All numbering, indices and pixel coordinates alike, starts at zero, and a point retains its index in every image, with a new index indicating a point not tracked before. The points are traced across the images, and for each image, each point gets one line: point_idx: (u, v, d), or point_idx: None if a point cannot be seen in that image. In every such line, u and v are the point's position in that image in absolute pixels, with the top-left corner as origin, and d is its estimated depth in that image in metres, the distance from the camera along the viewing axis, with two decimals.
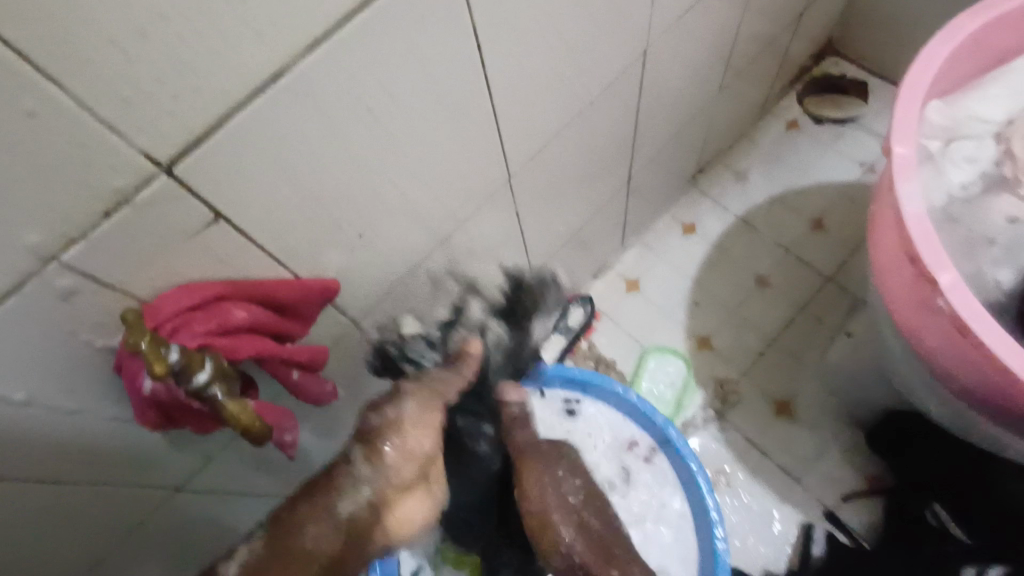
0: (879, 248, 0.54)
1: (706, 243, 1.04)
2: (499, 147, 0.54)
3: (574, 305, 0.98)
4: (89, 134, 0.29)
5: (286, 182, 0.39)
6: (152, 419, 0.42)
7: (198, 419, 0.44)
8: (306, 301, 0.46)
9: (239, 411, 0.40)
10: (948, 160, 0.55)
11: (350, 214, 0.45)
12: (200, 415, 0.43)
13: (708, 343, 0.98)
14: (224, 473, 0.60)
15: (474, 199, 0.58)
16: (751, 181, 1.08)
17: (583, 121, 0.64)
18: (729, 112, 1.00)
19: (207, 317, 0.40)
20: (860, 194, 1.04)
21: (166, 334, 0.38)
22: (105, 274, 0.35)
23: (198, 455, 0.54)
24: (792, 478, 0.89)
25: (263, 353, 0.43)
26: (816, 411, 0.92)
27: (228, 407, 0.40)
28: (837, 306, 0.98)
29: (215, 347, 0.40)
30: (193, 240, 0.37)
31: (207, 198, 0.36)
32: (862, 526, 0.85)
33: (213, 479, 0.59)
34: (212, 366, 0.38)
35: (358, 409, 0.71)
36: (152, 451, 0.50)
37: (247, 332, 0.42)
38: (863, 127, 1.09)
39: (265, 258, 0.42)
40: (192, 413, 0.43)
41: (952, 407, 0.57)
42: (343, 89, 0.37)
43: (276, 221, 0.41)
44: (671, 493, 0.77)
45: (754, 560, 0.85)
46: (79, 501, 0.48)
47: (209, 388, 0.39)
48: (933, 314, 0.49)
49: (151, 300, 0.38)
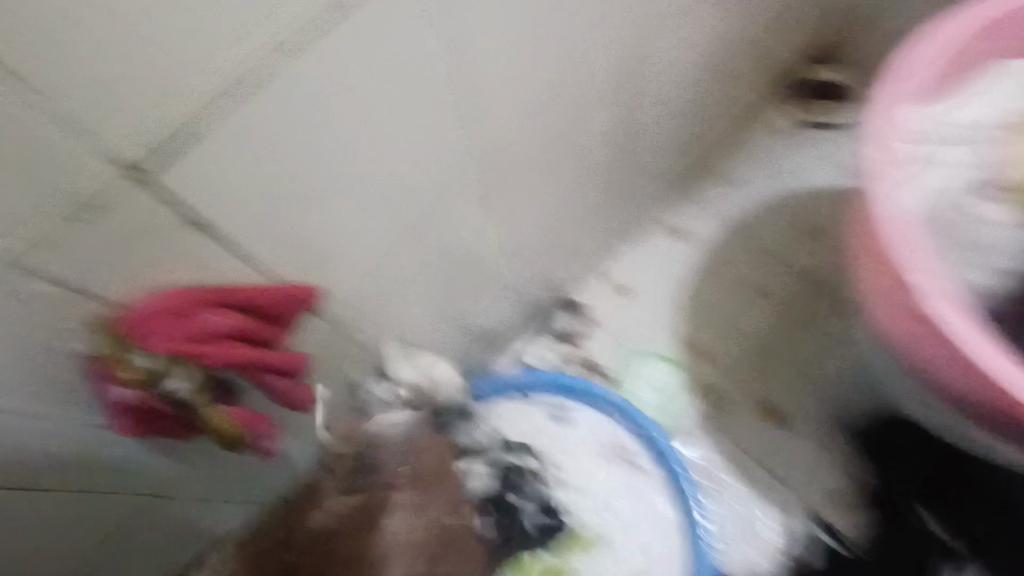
0: (855, 253, 0.54)
1: (695, 246, 1.05)
2: (480, 150, 0.55)
3: (560, 312, 1.01)
4: (51, 128, 0.30)
5: (257, 181, 0.39)
6: (125, 425, 0.43)
7: (167, 423, 0.44)
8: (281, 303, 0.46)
9: (198, 399, 0.41)
10: (926, 165, 0.55)
11: (328, 218, 0.45)
12: (167, 418, 0.44)
13: (695, 346, 0.98)
14: (206, 480, 0.59)
15: (457, 201, 0.58)
16: (737, 185, 1.08)
17: (566, 124, 0.64)
18: (714, 116, 1.00)
19: (176, 325, 0.40)
20: (846, 197, 1.05)
21: (135, 338, 0.38)
22: (72, 275, 0.35)
23: (177, 461, 0.54)
24: (780, 482, 0.89)
25: (241, 363, 0.43)
26: (804, 413, 0.92)
27: (183, 391, 0.41)
28: (823, 308, 0.98)
29: (190, 356, 0.40)
30: (164, 242, 0.37)
31: (179, 198, 0.36)
32: (847, 526, 0.85)
33: (194, 484, 0.59)
34: (185, 376, 0.40)
35: (343, 414, 0.71)
36: (132, 458, 0.50)
37: (218, 341, 0.41)
38: (848, 131, 1.10)
39: (242, 263, 0.42)
40: (160, 417, 0.43)
41: (933, 408, 0.58)
42: (309, 86, 0.37)
43: (250, 224, 0.41)
44: (657, 497, 0.77)
45: (740, 565, 0.85)
46: (55, 507, 0.48)
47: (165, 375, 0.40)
48: (906, 315, 0.49)
49: (128, 308, 0.38)
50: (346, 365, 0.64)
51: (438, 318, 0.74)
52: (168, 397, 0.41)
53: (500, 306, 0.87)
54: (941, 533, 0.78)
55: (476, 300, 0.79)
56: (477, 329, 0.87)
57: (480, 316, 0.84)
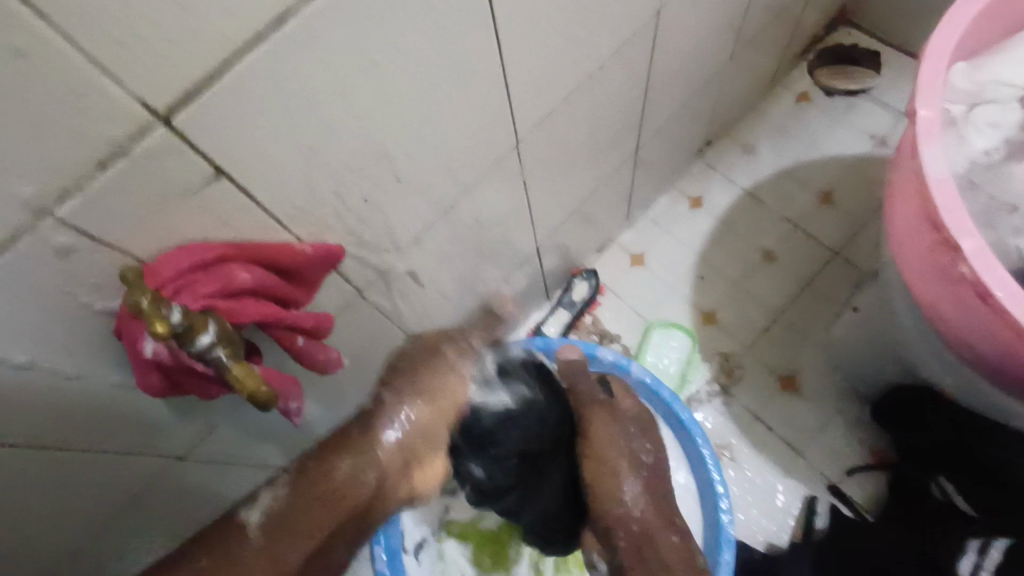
0: (898, 224, 0.52)
1: (713, 217, 1.03)
2: (508, 108, 0.53)
3: (578, 280, 1.00)
4: (81, 77, 0.27)
5: (287, 137, 0.37)
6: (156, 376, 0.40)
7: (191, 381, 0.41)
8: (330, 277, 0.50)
9: (243, 375, 0.38)
10: (970, 126, 0.53)
11: (355, 178, 0.44)
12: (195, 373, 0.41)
13: (713, 317, 0.97)
14: (230, 444, 0.59)
15: (482, 164, 0.56)
16: (758, 153, 1.06)
17: (592, 84, 0.62)
18: (736, 83, 0.98)
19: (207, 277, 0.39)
20: (870, 168, 1.02)
21: (168, 293, 0.36)
22: (101, 230, 0.33)
23: (201, 425, 0.53)
24: (800, 456, 0.89)
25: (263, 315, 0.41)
26: (822, 385, 0.92)
27: (236, 375, 0.38)
28: (844, 279, 0.97)
29: (215, 308, 0.39)
30: (194, 196, 0.36)
31: (209, 152, 0.34)
32: (865, 499, 0.86)
33: (217, 449, 0.59)
34: (215, 328, 0.37)
35: (362, 381, 0.70)
36: (158, 420, 0.49)
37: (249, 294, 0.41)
38: (874, 99, 1.06)
39: (270, 221, 0.41)
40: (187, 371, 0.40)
41: (965, 380, 0.57)
42: (348, 42, 0.35)
43: (278, 181, 0.39)
44: (675, 466, 0.80)
45: (756, 534, 0.86)
46: (80, 469, 0.48)
47: (217, 353, 0.37)
48: (953, 280, 0.47)
49: (150, 262, 0.37)
50: (370, 332, 0.63)
51: (458, 285, 0.73)
52: (198, 351, 0.37)
53: (517, 274, 0.86)
54: (962, 507, 0.75)
55: (495, 268, 0.78)
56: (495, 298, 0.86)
57: (498, 285, 0.83)
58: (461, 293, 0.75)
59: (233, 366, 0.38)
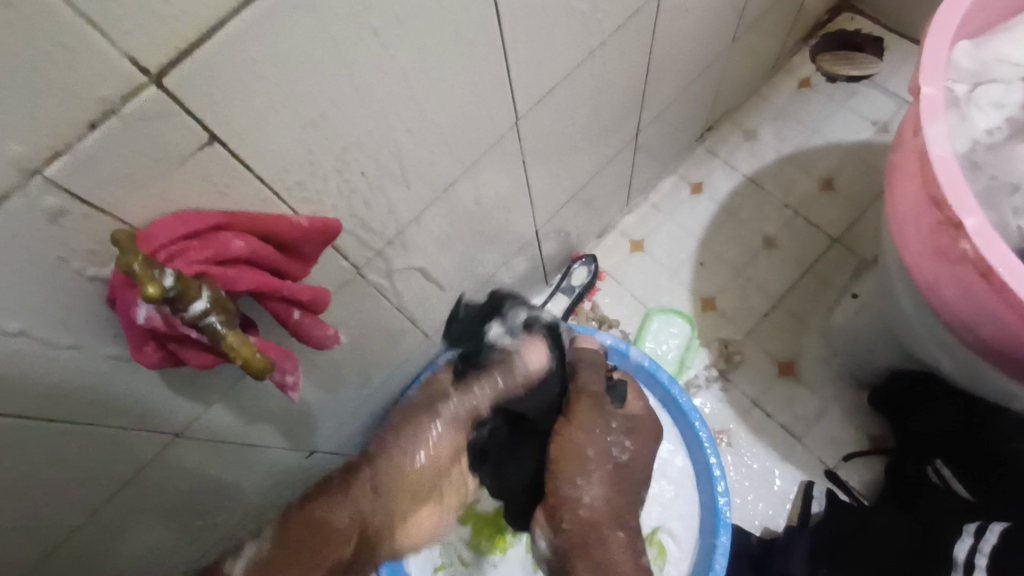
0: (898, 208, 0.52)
1: (713, 203, 1.03)
2: (507, 85, 0.52)
3: (576, 265, 1.00)
4: (72, 31, 0.27)
5: (285, 106, 0.37)
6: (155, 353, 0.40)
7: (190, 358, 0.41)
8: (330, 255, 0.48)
9: (238, 342, 0.38)
10: (973, 105, 0.52)
11: (354, 152, 0.44)
12: (194, 348, 0.41)
13: (711, 303, 0.97)
14: (230, 422, 0.59)
15: (483, 142, 0.55)
16: (759, 139, 1.05)
17: (593, 63, 0.61)
18: (738, 68, 0.97)
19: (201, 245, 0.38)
20: (872, 155, 1.02)
21: (162, 258, 0.36)
22: (92, 194, 0.33)
23: (199, 401, 0.53)
24: (798, 442, 0.89)
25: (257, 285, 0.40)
26: (820, 372, 0.92)
27: (230, 341, 0.37)
28: (845, 265, 0.96)
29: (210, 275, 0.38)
30: (189, 162, 0.35)
31: (203, 117, 0.34)
32: (861, 484, 0.86)
33: (217, 428, 0.59)
34: (209, 294, 0.36)
35: (361, 361, 0.70)
36: (155, 395, 0.49)
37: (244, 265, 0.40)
38: (878, 85, 1.06)
39: (266, 191, 0.41)
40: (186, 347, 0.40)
41: (965, 363, 0.57)
42: (347, 9, 0.35)
43: (276, 151, 0.39)
44: (673, 449, 0.80)
45: (752, 518, 0.87)
46: (77, 442, 0.48)
47: (208, 318, 0.36)
48: (955, 260, 0.46)
49: (142, 228, 0.36)
50: (368, 311, 0.63)
51: (459, 266, 0.73)
52: (190, 318, 0.36)
53: (517, 258, 0.86)
54: (959, 490, 0.74)
55: (498, 248, 0.78)
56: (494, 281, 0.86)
57: (497, 268, 0.83)
58: (461, 274, 0.75)
59: (226, 332, 0.37)
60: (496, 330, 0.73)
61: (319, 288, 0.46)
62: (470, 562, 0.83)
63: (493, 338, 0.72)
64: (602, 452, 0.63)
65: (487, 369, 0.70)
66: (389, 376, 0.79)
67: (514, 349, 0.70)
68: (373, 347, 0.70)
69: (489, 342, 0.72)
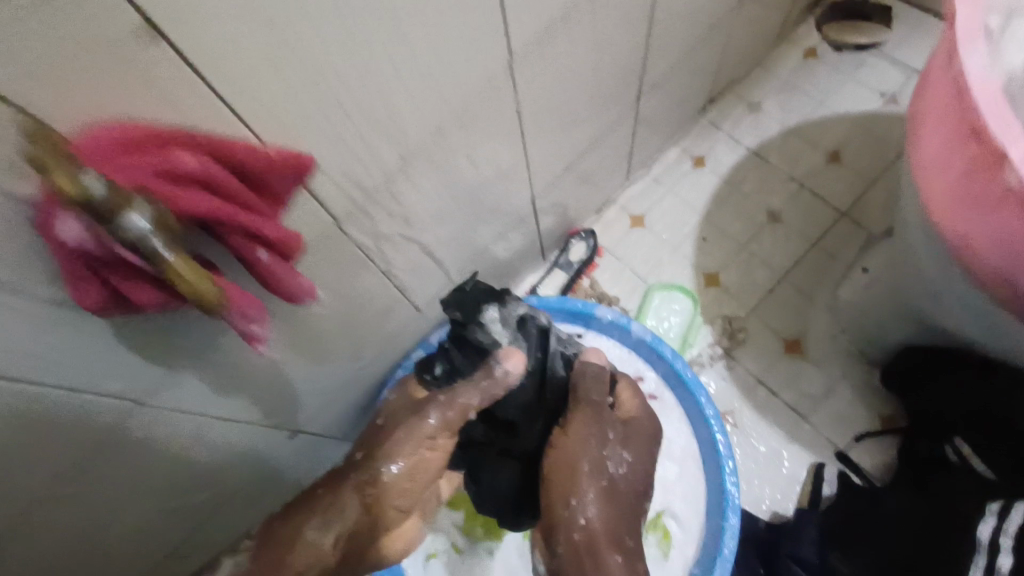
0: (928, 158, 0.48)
1: (717, 176, 0.99)
2: (503, 21, 0.47)
3: (575, 240, 0.95)
4: None
5: (254, 18, 0.30)
6: (99, 296, 0.33)
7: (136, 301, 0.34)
8: (305, 199, 0.43)
9: (184, 268, 0.32)
10: (1008, 37, 0.48)
11: (339, 88, 0.38)
12: (141, 287, 0.33)
13: (715, 279, 0.93)
14: (206, 394, 0.52)
15: (475, 90, 0.50)
16: (764, 112, 1.01)
17: (596, 9, 0.56)
18: (744, 35, 0.93)
19: (142, 159, 0.30)
20: (879, 126, 0.98)
21: (90, 164, 0.28)
22: (15, 93, 0.25)
23: (166, 365, 0.45)
24: (807, 422, 0.85)
25: (212, 215, 0.32)
26: (829, 350, 0.88)
27: (178, 268, 0.31)
28: (854, 239, 0.92)
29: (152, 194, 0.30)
30: (137, 66, 0.28)
31: (152, 15, 0.27)
32: (873, 466, 0.82)
33: (192, 403, 0.52)
34: (149, 212, 0.29)
35: (347, 334, 0.65)
36: (116, 359, 0.40)
37: (198, 188, 0.32)
38: (886, 55, 1.02)
39: (236, 125, 0.34)
40: (134, 287, 0.33)
41: (995, 326, 0.53)
42: None
43: (248, 76, 0.32)
44: (676, 426, 0.76)
45: (759, 503, 0.83)
46: (20, 413, 0.39)
47: (150, 239, 0.30)
48: (992, 199, 0.42)
49: (71, 129, 0.28)
50: (355, 279, 0.58)
51: (454, 234, 0.69)
52: (130, 240, 0.29)
53: (513, 230, 0.81)
54: (980, 468, 0.70)
55: (494, 215, 0.73)
56: (489, 254, 0.81)
57: (491, 240, 0.79)
58: (454, 243, 0.70)
59: (174, 260, 0.31)
60: (493, 312, 0.70)
61: (293, 235, 0.39)
62: (463, 549, 0.78)
63: (487, 319, 0.70)
64: (595, 464, 0.61)
65: (468, 344, 0.70)
66: (377, 353, 0.74)
67: (502, 337, 0.69)
68: (361, 320, 0.66)
69: (481, 323, 0.69)
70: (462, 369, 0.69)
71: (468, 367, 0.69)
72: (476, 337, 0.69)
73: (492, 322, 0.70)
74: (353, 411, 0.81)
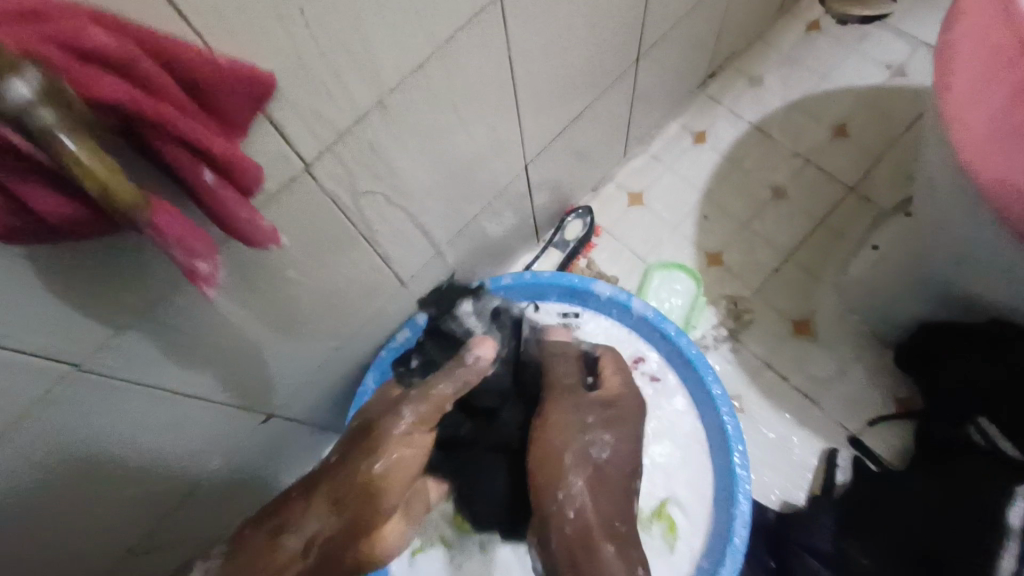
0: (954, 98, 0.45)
1: (718, 153, 0.94)
2: None
3: (570, 219, 0.91)
4: None
5: None
6: (8, 214, 0.26)
7: (55, 221, 0.27)
8: (264, 128, 0.38)
9: (93, 161, 0.24)
10: None
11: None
12: (59, 202, 0.26)
13: (718, 258, 0.89)
14: (165, 364, 0.47)
15: (460, 14, 0.46)
16: (766, 86, 0.97)
17: None
18: (745, 4, 0.89)
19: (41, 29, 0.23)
20: (885, 99, 0.94)
21: None
22: None
23: (113, 327, 0.39)
24: (818, 407, 0.80)
25: (145, 112, 0.25)
26: (840, 331, 0.83)
27: (78, 157, 0.24)
28: (863, 214, 0.88)
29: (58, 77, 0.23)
30: None
31: None
32: (888, 451, 0.77)
33: (152, 377, 0.47)
34: (37, 76, 0.22)
35: (325, 308, 0.60)
36: (49, 313, 0.35)
37: (117, 74, 0.25)
38: (889, 26, 0.98)
39: (180, 26, 0.29)
40: (49, 202, 0.26)
41: None
42: None
43: None
44: (681, 410, 0.71)
45: (770, 493, 0.78)
46: None
47: (40, 111, 0.23)
48: None
49: None
50: (332, 243, 0.53)
51: (441, 201, 0.64)
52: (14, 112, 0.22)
53: (506, 203, 0.76)
54: (1005, 448, 0.65)
55: (484, 183, 0.68)
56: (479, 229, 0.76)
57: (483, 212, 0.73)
58: (442, 212, 0.65)
59: (79, 150, 0.24)
60: (466, 306, 0.72)
61: (250, 162, 0.33)
62: (453, 543, 0.72)
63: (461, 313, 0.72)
64: (581, 454, 0.55)
65: (443, 336, 0.71)
66: (358, 332, 0.69)
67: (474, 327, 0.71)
68: (341, 292, 0.60)
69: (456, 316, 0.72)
70: (436, 359, 0.70)
71: (442, 357, 0.70)
72: (450, 328, 0.71)
73: (466, 314, 0.72)
74: (334, 397, 0.75)
